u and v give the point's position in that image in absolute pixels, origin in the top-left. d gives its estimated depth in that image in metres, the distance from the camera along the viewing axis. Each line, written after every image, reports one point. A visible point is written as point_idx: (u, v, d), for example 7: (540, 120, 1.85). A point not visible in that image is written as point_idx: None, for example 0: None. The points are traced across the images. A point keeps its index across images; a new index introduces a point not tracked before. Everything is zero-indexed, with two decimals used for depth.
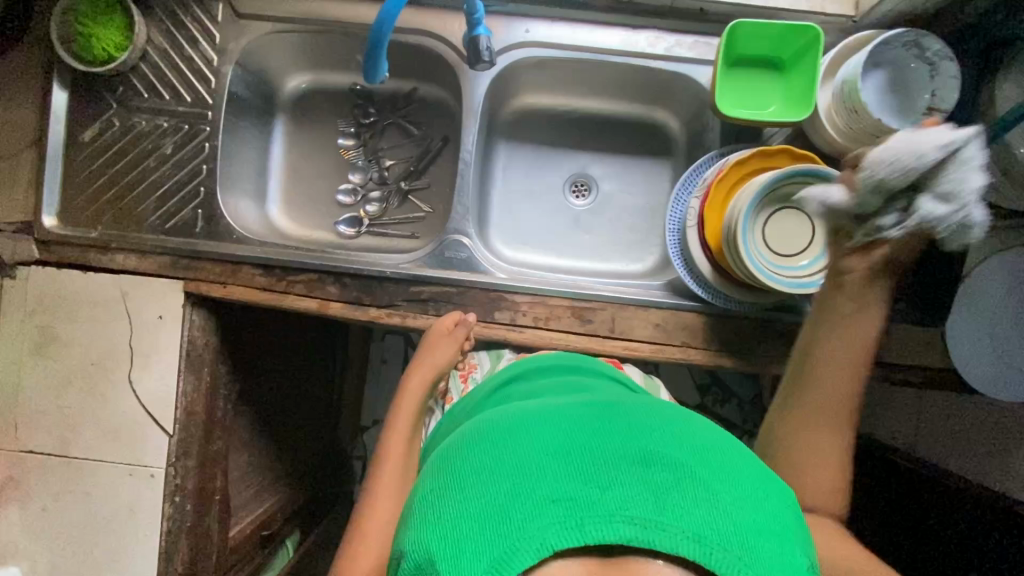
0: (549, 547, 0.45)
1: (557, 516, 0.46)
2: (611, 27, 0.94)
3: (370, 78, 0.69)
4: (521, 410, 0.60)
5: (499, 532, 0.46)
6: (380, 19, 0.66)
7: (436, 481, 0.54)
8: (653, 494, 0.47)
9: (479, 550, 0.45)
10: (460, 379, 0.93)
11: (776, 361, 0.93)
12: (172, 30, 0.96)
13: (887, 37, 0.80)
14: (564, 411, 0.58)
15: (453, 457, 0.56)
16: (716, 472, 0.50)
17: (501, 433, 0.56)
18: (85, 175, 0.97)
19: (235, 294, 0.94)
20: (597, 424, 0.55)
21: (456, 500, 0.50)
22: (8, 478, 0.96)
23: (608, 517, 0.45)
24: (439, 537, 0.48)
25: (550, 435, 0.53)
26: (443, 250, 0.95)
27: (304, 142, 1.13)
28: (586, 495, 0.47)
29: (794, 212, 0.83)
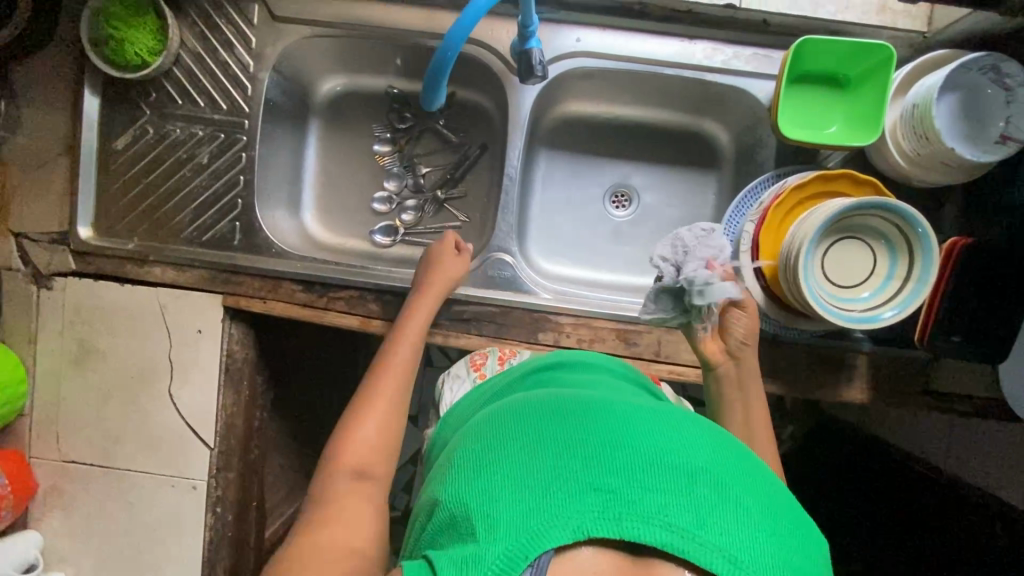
0: (583, 532, 0.44)
1: (595, 505, 0.46)
2: (665, 37, 0.89)
3: (429, 104, 0.67)
4: (572, 397, 0.60)
5: (538, 506, 0.46)
6: (447, 46, 0.63)
7: (479, 447, 0.54)
8: (696, 506, 0.46)
9: (515, 515, 0.45)
10: (498, 361, 0.87)
11: (822, 387, 0.92)
12: (206, 34, 0.93)
13: (967, 61, 0.75)
14: (617, 407, 0.57)
15: (496, 430, 0.56)
16: (759, 500, 0.49)
17: (549, 419, 0.55)
18: (120, 184, 0.94)
19: (275, 310, 0.93)
20: (647, 424, 0.54)
21: (497, 471, 0.50)
22: (51, 487, 0.97)
23: (647, 518, 0.45)
24: (478, 498, 0.48)
25: (599, 429, 0.52)
26: (487, 268, 0.93)
27: (337, 147, 1.10)
28: (628, 492, 0.46)
29: (856, 241, 0.80)
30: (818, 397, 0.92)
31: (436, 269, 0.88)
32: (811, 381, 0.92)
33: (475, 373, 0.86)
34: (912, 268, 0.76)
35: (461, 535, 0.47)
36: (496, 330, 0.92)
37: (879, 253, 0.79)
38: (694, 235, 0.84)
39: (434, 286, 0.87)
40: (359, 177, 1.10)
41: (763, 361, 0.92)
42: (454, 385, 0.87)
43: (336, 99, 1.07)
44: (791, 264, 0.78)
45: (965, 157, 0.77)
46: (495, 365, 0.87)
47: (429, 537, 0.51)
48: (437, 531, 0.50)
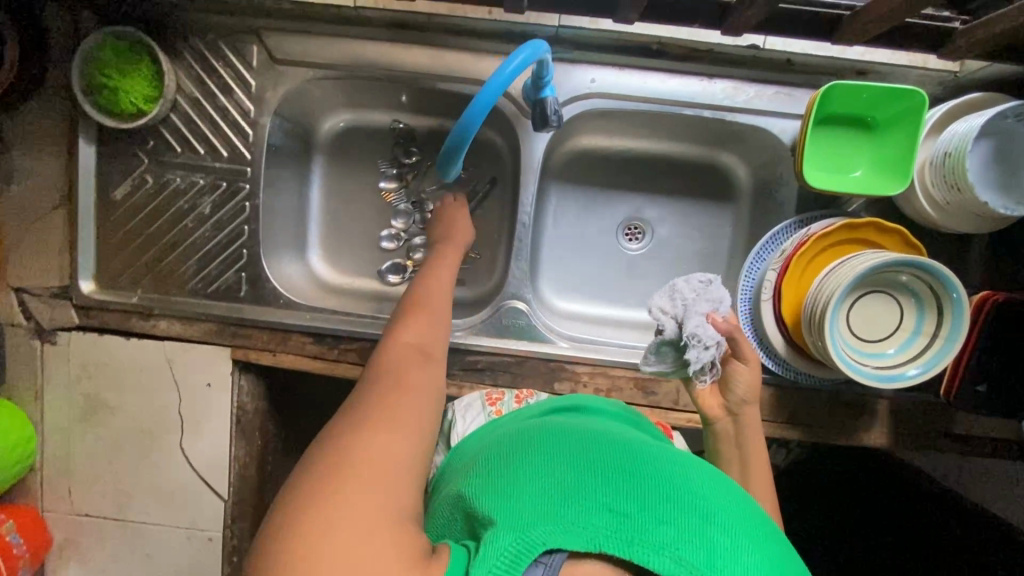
0: (593, 545, 0.46)
1: (610, 523, 0.47)
2: (684, 76, 0.86)
3: (445, 174, 0.65)
4: (602, 428, 0.62)
5: (556, 512, 0.48)
6: (465, 121, 0.62)
7: (506, 455, 0.57)
8: (707, 545, 0.46)
9: (534, 516, 0.47)
10: (514, 400, 0.85)
11: (842, 432, 0.91)
12: (204, 77, 0.89)
13: (1004, 109, 0.73)
14: (641, 443, 0.60)
15: (525, 440, 0.59)
16: (769, 555, 0.49)
17: (579, 440, 0.57)
18: (120, 234, 0.91)
19: (286, 362, 0.91)
20: (673, 464, 0.55)
21: (521, 477, 0.52)
22: (65, 541, 0.96)
23: (657, 547, 0.46)
24: (500, 499, 0.50)
25: (625, 459, 0.54)
26: (500, 317, 0.91)
27: (341, 184, 1.06)
28: (642, 518, 0.48)
29: (883, 295, 0.78)
30: (838, 442, 0.91)
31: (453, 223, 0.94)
32: (832, 426, 0.91)
33: (491, 410, 0.84)
34: (939, 326, 0.74)
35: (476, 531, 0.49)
36: (512, 380, 0.90)
37: (906, 307, 0.77)
38: (693, 287, 0.74)
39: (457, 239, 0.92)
40: (366, 215, 1.06)
41: (782, 407, 0.90)
42: (465, 414, 0.84)
43: (339, 136, 1.04)
44: (815, 315, 0.77)
45: (998, 208, 0.74)
46: (512, 404, 0.85)
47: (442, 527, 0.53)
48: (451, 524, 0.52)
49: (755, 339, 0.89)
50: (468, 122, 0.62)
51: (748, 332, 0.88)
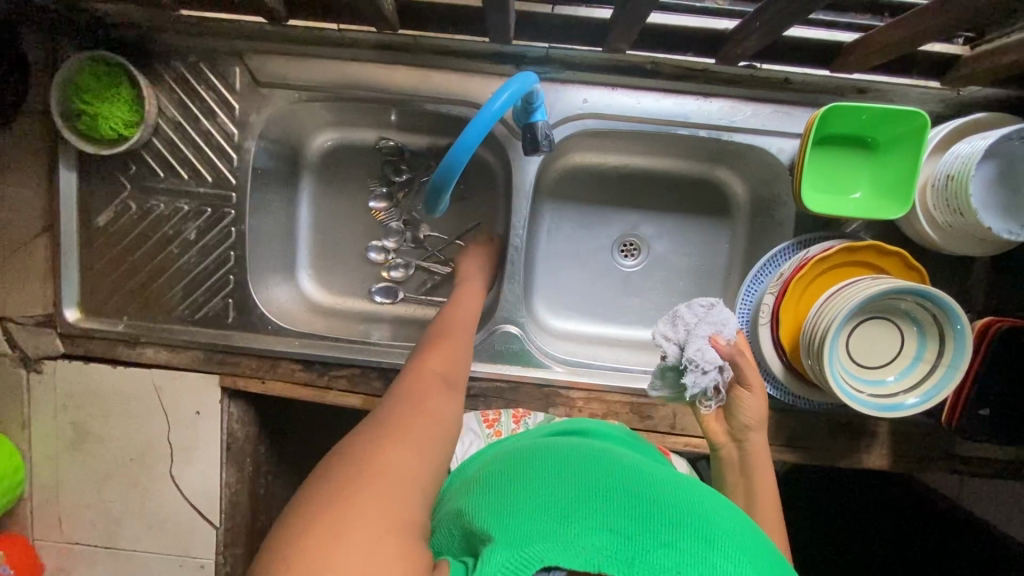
0: (595, 565, 0.44)
1: (610, 545, 0.45)
2: (679, 95, 0.83)
3: (430, 211, 0.63)
4: (606, 451, 0.61)
5: (556, 532, 0.46)
6: (448, 162, 0.59)
7: (506, 475, 0.55)
8: (709, 571, 0.45)
9: (533, 533, 0.46)
10: (512, 419, 0.86)
11: (841, 455, 0.89)
12: (186, 101, 0.86)
13: (1010, 132, 0.70)
14: (638, 464, 0.58)
15: (527, 459, 0.57)
16: None
17: (581, 461, 0.56)
18: (103, 262, 0.89)
19: (275, 389, 0.90)
20: (676, 490, 0.54)
21: (520, 496, 0.51)
22: (56, 570, 0.95)
23: (659, 571, 0.44)
24: (498, 517, 0.49)
25: (627, 482, 0.53)
26: (493, 342, 0.89)
27: (330, 203, 1.04)
28: (643, 540, 0.46)
29: (884, 322, 0.76)
30: (836, 465, 0.90)
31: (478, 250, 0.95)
32: (830, 449, 0.89)
33: (488, 432, 0.84)
34: (942, 353, 0.72)
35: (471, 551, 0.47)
36: (505, 406, 0.89)
37: (907, 333, 0.75)
38: (695, 312, 0.74)
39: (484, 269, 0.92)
40: (355, 234, 1.05)
41: (780, 431, 0.89)
42: (464, 437, 0.84)
43: (327, 155, 1.01)
44: (815, 342, 0.75)
45: (1001, 234, 0.72)
46: (509, 423, 0.86)
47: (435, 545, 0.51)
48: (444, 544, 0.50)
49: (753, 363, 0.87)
50: (452, 162, 0.59)
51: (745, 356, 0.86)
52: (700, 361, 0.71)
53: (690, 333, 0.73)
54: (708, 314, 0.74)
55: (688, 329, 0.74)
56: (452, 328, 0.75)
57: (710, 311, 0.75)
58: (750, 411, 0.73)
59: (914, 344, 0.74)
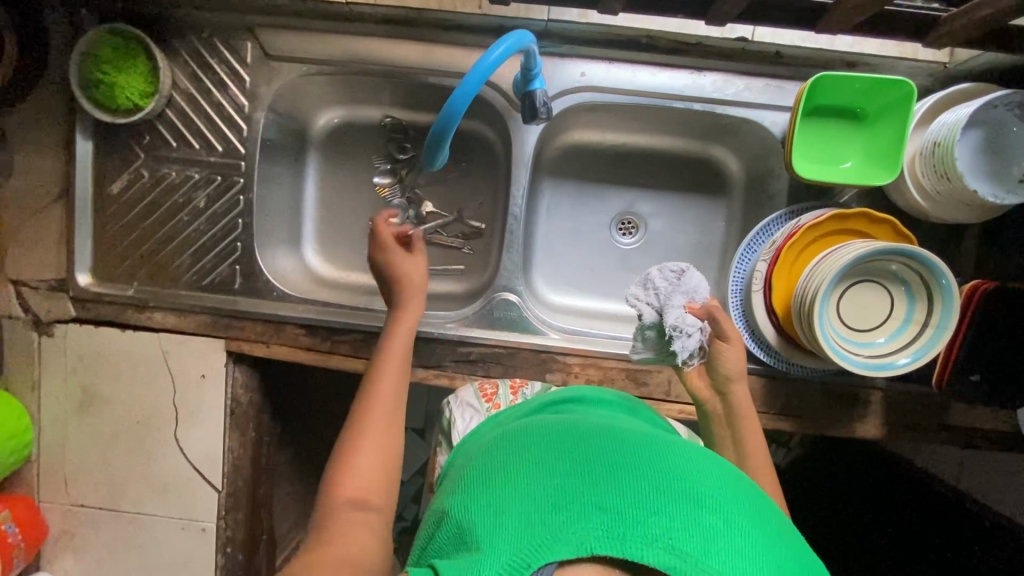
0: (588, 549, 0.44)
1: (599, 523, 0.46)
2: (674, 70, 0.86)
3: (432, 162, 0.65)
4: (591, 424, 0.61)
5: (545, 522, 0.46)
6: (448, 109, 0.62)
7: (492, 468, 0.55)
8: (701, 532, 0.45)
9: (523, 529, 0.46)
10: (510, 391, 0.87)
11: (834, 425, 0.90)
12: (199, 73, 0.90)
13: (995, 98, 0.72)
14: (625, 432, 0.59)
15: (511, 449, 0.58)
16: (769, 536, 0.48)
17: (565, 443, 0.56)
18: (116, 228, 0.93)
19: (278, 354, 0.92)
20: (663, 452, 0.54)
21: (507, 491, 0.51)
22: (62, 530, 0.97)
23: (652, 540, 0.44)
24: (489, 512, 0.49)
25: (612, 456, 0.53)
26: (492, 309, 0.91)
27: (337, 179, 1.07)
28: (634, 513, 0.47)
29: (874, 284, 0.77)
30: (829, 434, 0.91)
31: (403, 271, 0.83)
32: (823, 417, 0.90)
33: (487, 405, 0.85)
34: (930, 313, 0.74)
35: (466, 547, 0.48)
36: (503, 371, 0.91)
37: (897, 296, 0.77)
38: (667, 279, 0.76)
39: (411, 292, 0.82)
40: (360, 209, 1.07)
41: (773, 399, 0.90)
42: (464, 411, 0.85)
43: (333, 131, 1.05)
44: (806, 308, 0.76)
45: (986, 199, 0.74)
46: (507, 395, 0.87)
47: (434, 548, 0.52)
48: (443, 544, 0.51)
49: (746, 330, 0.89)
50: (453, 109, 0.62)
51: (739, 323, 0.88)
52: (678, 329, 0.74)
53: (665, 301, 0.75)
54: (678, 282, 0.76)
55: (661, 296, 0.76)
56: (376, 404, 0.72)
57: (681, 276, 0.77)
58: (730, 364, 0.77)
59: (904, 306, 0.76)
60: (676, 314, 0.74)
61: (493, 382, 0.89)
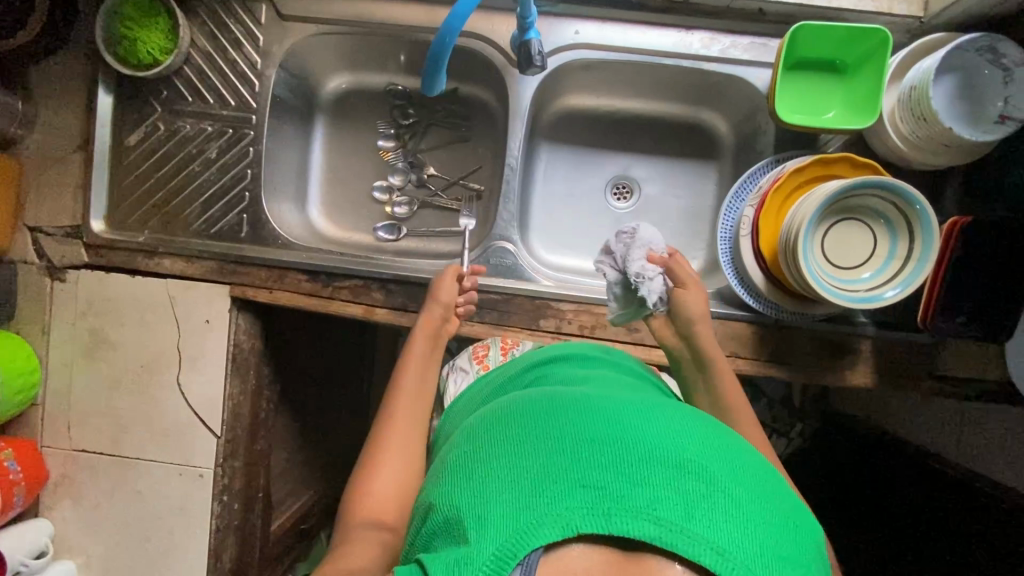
0: (573, 529, 0.46)
1: (585, 502, 0.48)
2: (663, 28, 0.91)
3: (428, 85, 0.70)
4: (569, 395, 0.62)
5: (532, 506, 0.48)
6: (442, 32, 0.67)
7: (477, 452, 0.56)
8: (683, 499, 0.48)
9: (511, 517, 0.48)
10: (500, 351, 0.92)
11: (826, 374, 0.91)
12: (215, 32, 0.96)
13: (963, 42, 0.76)
14: (606, 402, 0.59)
15: (494, 431, 0.58)
16: (749, 492, 0.50)
17: (545, 420, 0.57)
18: (130, 179, 0.97)
19: (281, 299, 0.94)
20: (641, 419, 0.55)
21: (493, 476, 0.52)
22: (62, 476, 0.99)
23: (636, 512, 0.47)
24: (477, 500, 0.50)
25: (592, 427, 0.54)
26: (489, 256, 0.95)
27: (342, 142, 1.12)
28: (617, 488, 0.48)
29: (854, 222, 0.80)
30: (822, 382, 0.91)
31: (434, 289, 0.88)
32: (815, 366, 0.91)
33: (477, 366, 0.91)
34: (913, 246, 0.76)
35: (459, 536, 0.49)
36: (498, 317, 0.93)
37: (878, 232, 0.79)
38: (622, 240, 0.81)
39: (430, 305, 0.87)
40: (364, 171, 1.11)
41: (764, 346, 0.91)
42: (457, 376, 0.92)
43: (340, 96, 1.10)
44: (790, 245, 0.78)
45: (962, 137, 0.76)
46: (498, 355, 0.92)
47: (432, 537, 0.53)
48: (439, 532, 0.52)
49: (735, 277, 0.91)
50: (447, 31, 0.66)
51: (728, 269, 0.90)
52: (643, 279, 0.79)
53: (629, 257, 0.80)
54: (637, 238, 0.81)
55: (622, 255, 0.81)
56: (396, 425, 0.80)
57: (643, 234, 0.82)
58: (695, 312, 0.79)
59: (886, 243, 0.78)
60: (637, 267, 0.79)
61: (485, 345, 0.94)
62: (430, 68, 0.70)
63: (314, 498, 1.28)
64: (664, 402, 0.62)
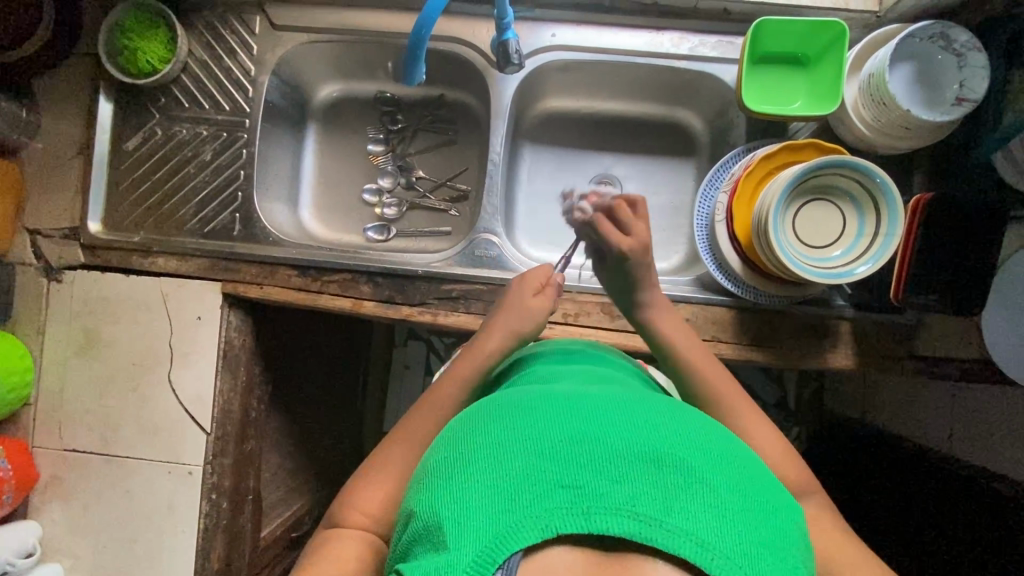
0: (552, 531, 0.43)
1: (561, 501, 0.44)
2: (634, 29, 0.97)
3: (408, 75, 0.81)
4: (542, 389, 0.57)
5: (505, 509, 0.44)
6: (420, 24, 0.76)
7: (443, 452, 0.52)
8: (662, 492, 0.44)
9: (483, 521, 0.44)
10: None
11: (811, 358, 0.92)
12: (212, 43, 1.01)
13: (914, 30, 0.81)
14: (583, 392, 0.55)
15: (462, 429, 0.54)
16: (732, 481, 0.46)
17: (515, 413, 0.52)
18: (129, 182, 1.02)
19: (272, 294, 0.97)
20: (616, 411, 0.51)
21: (460, 476, 0.47)
22: (51, 477, 0.98)
23: (614, 510, 0.43)
24: (445, 503, 0.46)
25: (564, 420, 0.50)
26: (473, 248, 0.98)
27: (333, 148, 1.16)
28: (594, 486, 0.44)
29: (823, 203, 0.84)
30: (804, 364, 0.92)
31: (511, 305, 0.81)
32: (799, 351, 0.92)
33: None
34: (879, 224, 0.80)
35: (429, 545, 0.45)
36: (484, 307, 0.95)
37: (849, 212, 0.83)
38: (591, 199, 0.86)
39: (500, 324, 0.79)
40: (354, 175, 1.15)
41: (745, 330, 0.93)
42: None
43: (331, 104, 1.15)
44: (766, 232, 0.80)
45: (922, 119, 0.80)
46: None
47: (403, 546, 0.49)
48: (409, 540, 0.48)
49: (714, 264, 0.93)
50: (425, 20, 0.76)
51: (706, 256, 0.93)
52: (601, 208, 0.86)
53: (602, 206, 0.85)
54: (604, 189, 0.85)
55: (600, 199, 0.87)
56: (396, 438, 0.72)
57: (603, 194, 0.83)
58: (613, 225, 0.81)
59: (855, 221, 0.82)
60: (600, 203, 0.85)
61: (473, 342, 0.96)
62: (408, 60, 0.80)
63: (307, 506, 1.26)
64: (641, 394, 0.58)
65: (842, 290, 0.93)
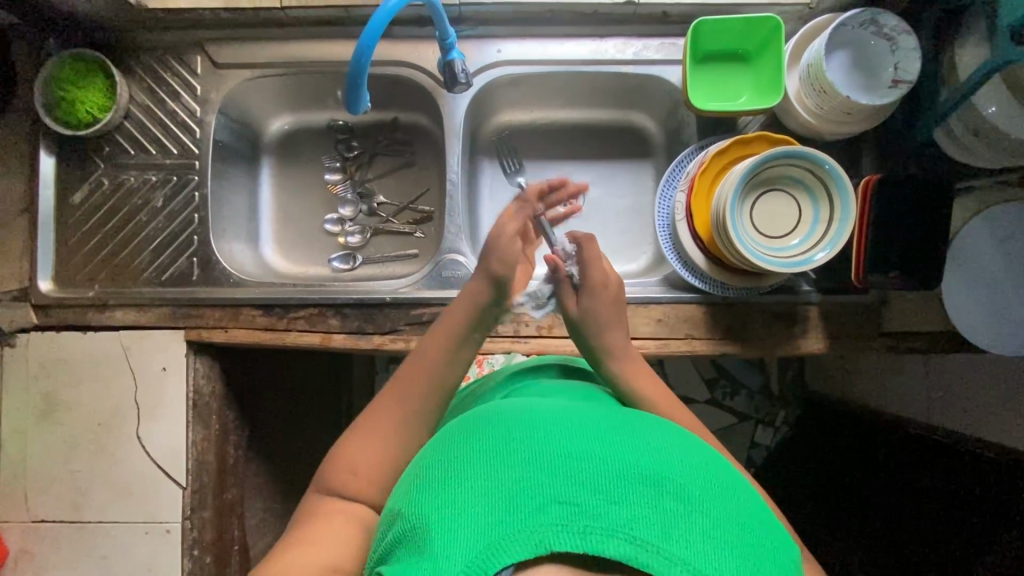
0: (545, 546, 0.41)
1: (558, 518, 0.42)
2: (578, 39, 0.98)
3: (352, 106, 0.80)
4: (543, 404, 0.56)
5: (499, 519, 0.43)
6: (358, 54, 0.76)
7: (440, 459, 0.51)
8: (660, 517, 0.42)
9: (478, 531, 0.42)
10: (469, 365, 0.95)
11: (784, 344, 0.92)
12: (153, 87, 1.00)
13: (846, 19, 0.83)
14: (586, 412, 0.54)
15: (460, 438, 0.53)
16: (732, 514, 0.45)
17: (511, 426, 0.51)
18: (79, 235, 0.99)
19: (237, 337, 0.95)
20: (619, 432, 0.50)
21: (454, 484, 0.47)
22: (21, 551, 0.93)
23: (611, 529, 0.41)
24: (437, 508, 0.45)
25: (564, 437, 0.48)
26: (440, 270, 0.97)
27: (290, 181, 1.14)
28: (593, 504, 0.42)
29: (778, 194, 0.85)
30: (778, 353, 0.92)
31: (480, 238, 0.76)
32: (771, 339, 0.92)
33: None
34: (833, 209, 0.81)
35: (416, 551, 0.44)
36: None
37: (802, 199, 0.84)
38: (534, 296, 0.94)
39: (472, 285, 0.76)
40: (313, 205, 1.13)
41: (717, 324, 0.93)
42: None
43: (285, 136, 1.13)
44: (722, 218, 0.81)
45: (862, 103, 0.82)
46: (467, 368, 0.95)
47: (388, 552, 0.48)
48: (395, 544, 0.47)
49: (680, 261, 0.93)
50: (363, 51, 0.76)
51: (671, 255, 0.93)
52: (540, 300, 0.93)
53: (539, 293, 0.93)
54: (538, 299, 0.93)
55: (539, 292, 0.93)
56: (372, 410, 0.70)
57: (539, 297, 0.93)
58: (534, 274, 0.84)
59: (809, 209, 0.83)
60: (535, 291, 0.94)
61: None
62: (350, 89, 0.79)
63: None
64: (638, 415, 0.57)
65: (807, 276, 0.93)
